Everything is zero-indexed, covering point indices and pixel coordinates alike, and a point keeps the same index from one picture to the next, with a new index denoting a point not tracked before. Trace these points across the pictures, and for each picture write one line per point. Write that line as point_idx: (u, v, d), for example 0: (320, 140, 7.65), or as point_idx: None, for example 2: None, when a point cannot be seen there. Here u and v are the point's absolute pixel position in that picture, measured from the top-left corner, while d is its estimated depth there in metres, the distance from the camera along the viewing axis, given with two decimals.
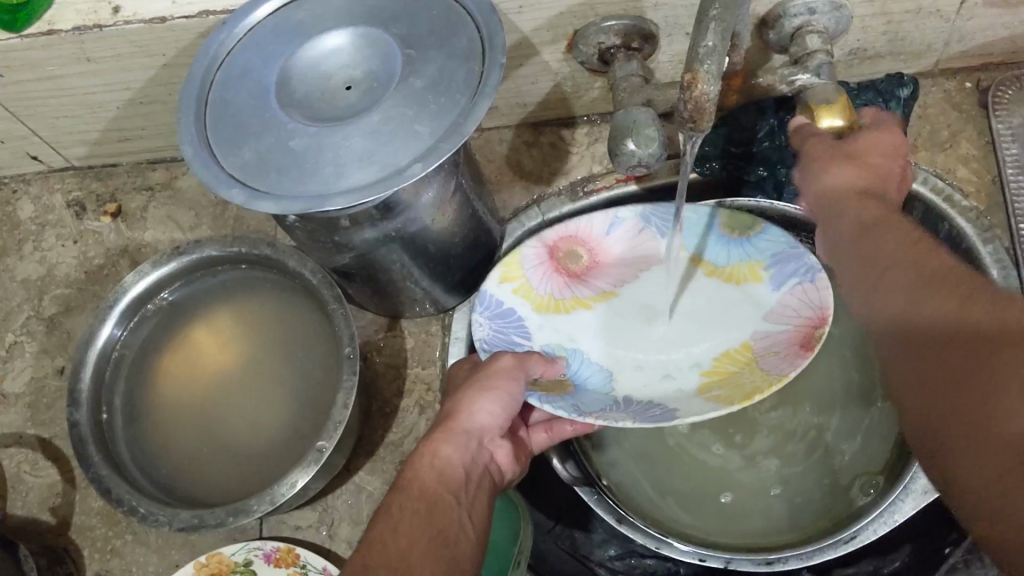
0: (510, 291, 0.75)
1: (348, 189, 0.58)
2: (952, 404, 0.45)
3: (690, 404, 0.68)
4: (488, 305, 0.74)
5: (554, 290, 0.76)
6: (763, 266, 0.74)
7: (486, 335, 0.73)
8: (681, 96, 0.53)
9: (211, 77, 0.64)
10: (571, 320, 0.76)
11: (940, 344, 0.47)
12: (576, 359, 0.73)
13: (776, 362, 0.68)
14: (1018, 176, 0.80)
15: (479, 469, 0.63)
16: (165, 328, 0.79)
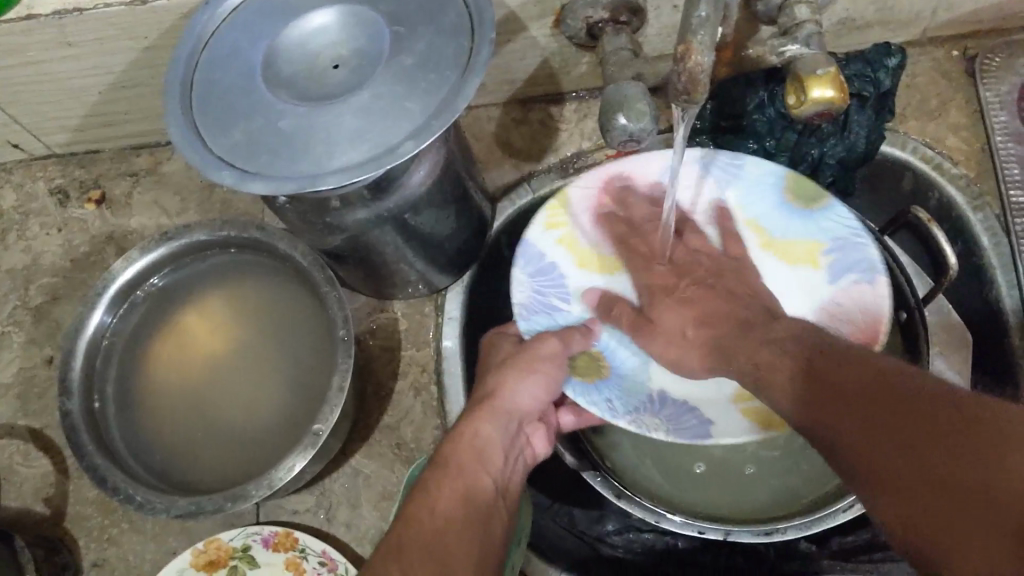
0: (553, 241, 0.74)
1: (340, 169, 0.57)
2: (884, 465, 0.43)
3: (725, 416, 0.68)
4: (529, 259, 0.72)
5: (600, 241, 0.74)
6: (825, 248, 0.72)
7: (525, 297, 0.71)
8: (676, 68, 0.53)
9: (197, 58, 0.63)
10: (614, 281, 0.74)
11: (858, 418, 0.46)
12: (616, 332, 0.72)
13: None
14: (1007, 143, 0.81)
15: (515, 451, 0.64)
16: (156, 313, 0.78)
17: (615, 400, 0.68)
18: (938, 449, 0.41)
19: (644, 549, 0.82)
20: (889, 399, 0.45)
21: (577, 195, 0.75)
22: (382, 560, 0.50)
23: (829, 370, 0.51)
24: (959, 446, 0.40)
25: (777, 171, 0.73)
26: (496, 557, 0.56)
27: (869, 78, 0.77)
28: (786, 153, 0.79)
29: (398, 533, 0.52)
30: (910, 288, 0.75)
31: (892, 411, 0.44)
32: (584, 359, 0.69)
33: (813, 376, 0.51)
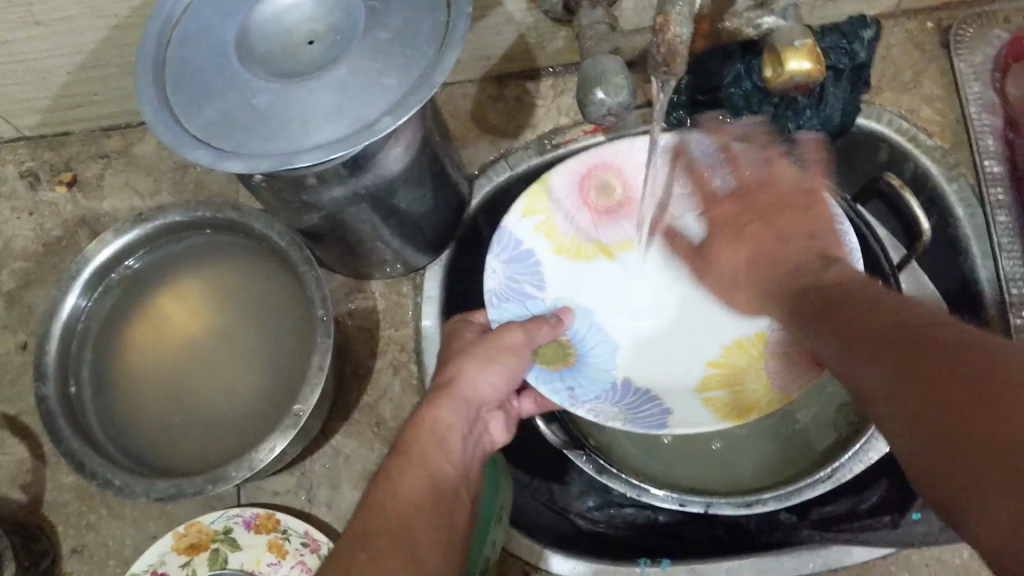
0: (531, 227, 0.76)
1: (316, 146, 0.57)
2: (893, 406, 0.43)
3: (688, 406, 0.70)
4: (506, 246, 0.74)
5: (580, 227, 0.77)
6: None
7: (500, 284, 0.73)
8: (654, 40, 0.52)
9: (169, 36, 0.62)
10: (590, 266, 0.77)
11: (867, 357, 0.46)
12: (587, 320, 0.75)
13: (781, 379, 0.69)
14: (981, 115, 0.82)
15: (474, 439, 0.64)
16: (131, 296, 0.77)
17: (581, 388, 0.70)
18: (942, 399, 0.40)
19: (626, 524, 0.82)
20: (903, 341, 0.44)
21: (560, 180, 0.76)
22: (345, 551, 0.50)
23: (853, 312, 0.51)
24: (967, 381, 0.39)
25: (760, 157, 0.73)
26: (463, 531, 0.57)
27: (844, 50, 0.76)
28: None
29: (363, 521, 0.52)
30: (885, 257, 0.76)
31: (911, 354, 0.43)
32: (552, 346, 0.71)
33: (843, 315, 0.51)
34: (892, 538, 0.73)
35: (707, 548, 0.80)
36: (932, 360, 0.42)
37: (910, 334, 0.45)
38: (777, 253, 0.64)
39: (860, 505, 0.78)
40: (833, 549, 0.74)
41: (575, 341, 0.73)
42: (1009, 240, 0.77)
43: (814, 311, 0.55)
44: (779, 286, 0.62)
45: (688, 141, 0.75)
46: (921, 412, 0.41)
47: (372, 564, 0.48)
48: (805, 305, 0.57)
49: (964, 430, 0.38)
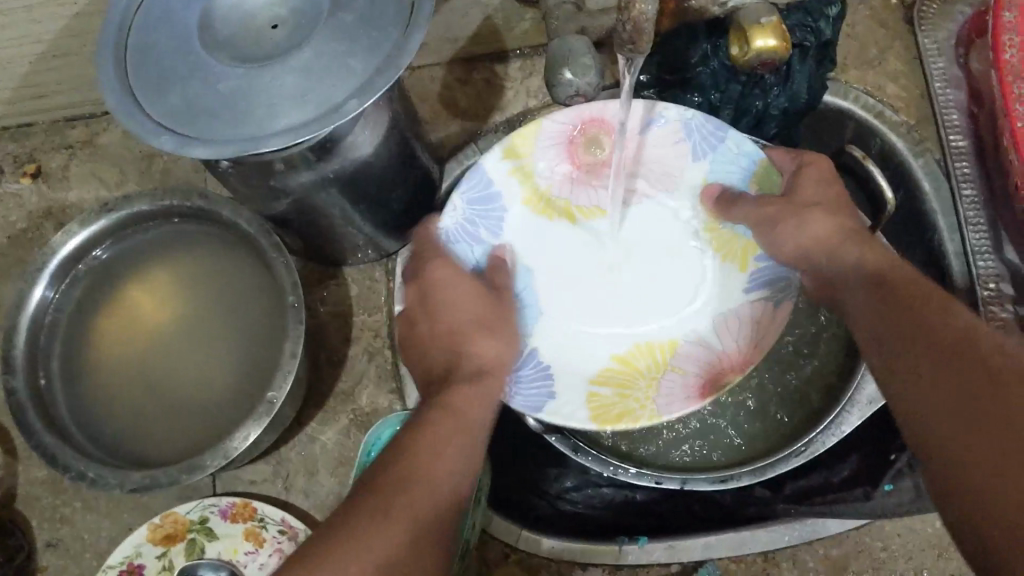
0: (506, 171, 0.73)
1: (282, 130, 0.56)
2: (955, 452, 0.43)
3: (575, 392, 0.69)
4: (475, 185, 0.72)
5: (555, 181, 0.74)
6: (757, 254, 0.71)
7: (455, 222, 0.71)
8: (620, 19, 0.52)
9: (130, 22, 0.61)
10: (551, 225, 0.74)
11: (919, 369, 0.48)
12: (525, 280, 0.73)
13: (669, 396, 0.68)
14: (946, 90, 0.83)
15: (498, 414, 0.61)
16: (100, 288, 0.76)
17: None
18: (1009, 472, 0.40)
19: (603, 504, 0.83)
20: (975, 385, 0.44)
21: (552, 127, 0.73)
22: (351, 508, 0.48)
23: (925, 325, 0.50)
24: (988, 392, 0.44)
25: (754, 154, 0.71)
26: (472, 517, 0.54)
27: (811, 28, 0.76)
28: (731, 106, 0.79)
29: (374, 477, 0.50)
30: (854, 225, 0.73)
31: (983, 401, 0.43)
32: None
33: (917, 322, 0.51)
34: (867, 509, 0.75)
35: (685, 525, 0.80)
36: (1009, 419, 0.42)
37: (987, 375, 0.44)
38: (812, 248, 0.63)
39: (833, 479, 0.79)
40: (809, 523, 0.74)
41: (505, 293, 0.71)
42: (974, 213, 0.78)
43: (880, 314, 0.54)
44: (814, 275, 0.63)
45: (690, 117, 0.72)
46: (982, 472, 0.41)
47: (376, 525, 0.46)
48: (867, 305, 0.56)
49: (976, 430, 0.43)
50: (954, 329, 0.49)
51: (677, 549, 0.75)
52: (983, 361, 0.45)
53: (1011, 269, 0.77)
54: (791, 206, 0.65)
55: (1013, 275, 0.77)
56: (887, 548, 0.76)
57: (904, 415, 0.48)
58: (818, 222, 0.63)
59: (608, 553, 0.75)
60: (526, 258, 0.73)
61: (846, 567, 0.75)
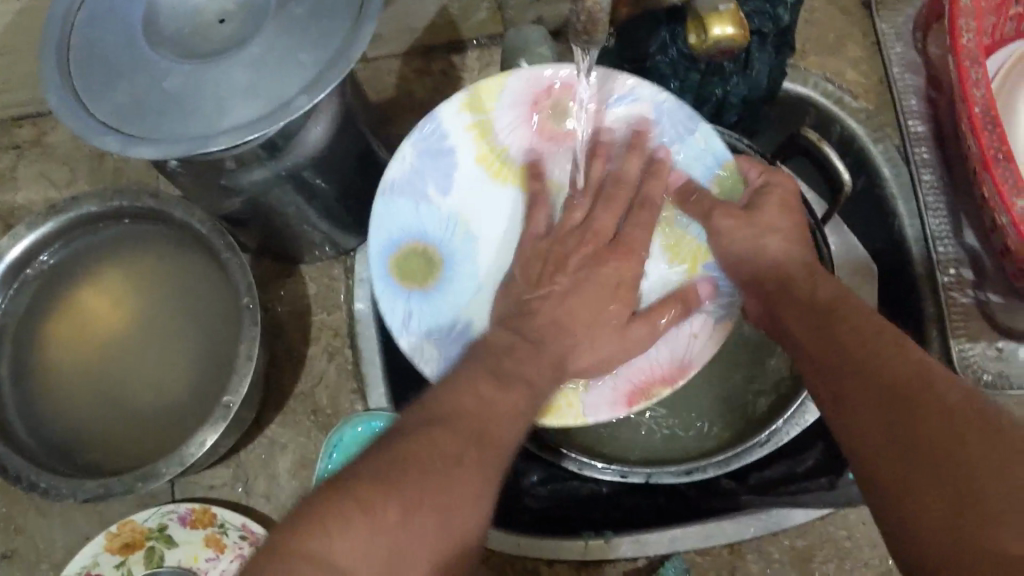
0: (464, 125, 0.66)
1: (231, 128, 0.55)
2: (910, 487, 0.42)
3: None
4: (427, 137, 0.65)
5: (513, 144, 0.66)
6: (708, 262, 0.64)
7: (402, 173, 0.65)
8: (575, 8, 0.50)
9: (73, 18, 0.59)
10: (499, 189, 0.66)
11: (874, 400, 0.46)
12: (467, 248, 0.66)
13: (594, 394, 0.62)
14: (904, 75, 0.82)
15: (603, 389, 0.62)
16: (50, 293, 0.73)
17: (418, 315, 0.64)
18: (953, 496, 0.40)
19: (569, 496, 0.82)
20: (929, 417, 0.43)
21: (516, 84, 0.65)
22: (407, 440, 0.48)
23: (866, 348, 0.49)
24: (951, 427, 0.42)
25: (722, 154, 0.64)
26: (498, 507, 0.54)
27: (769, 15, 0.75)
28: (690, 93, 0.78)
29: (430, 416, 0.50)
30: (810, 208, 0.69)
31: (921, 425, 0.43)
32: (416, 259, 0.65)
33: (871, 355, 0.49)
34: (830, 498, 0.73)
35: (649, 517, 0.80)
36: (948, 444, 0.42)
37: (938, 407, 0.44)
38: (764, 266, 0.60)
39: (797, 468, 0.80)
40: (773, 513, 0.74)
41: (444, 260, 0.65)
42: (933, 199, 0.78)
43: (817, 337, 0.53)
44: (758, 293, 0.60)
45: (662, 100, 0.65)
46: (922, 491, 0.41)
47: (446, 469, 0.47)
48: (817, 331, 0.53)
49: (940, 465, 0.41)
50: (890, 352, 0.48)
51: (642, 543, 0.74)
52: (921, 384, 0.45)
53: (969, 253, 0.77)
54: (752, 227, 0.60)
55: (972, 258, 0.77)
56: (851, 536, 0.76)
57: (844, 439, 0.48)
58: (778, 249, 0.60)
59: (574, 548, 0.74)
60: (473, 226, 0.66)
61: (812, 557, 0.75)
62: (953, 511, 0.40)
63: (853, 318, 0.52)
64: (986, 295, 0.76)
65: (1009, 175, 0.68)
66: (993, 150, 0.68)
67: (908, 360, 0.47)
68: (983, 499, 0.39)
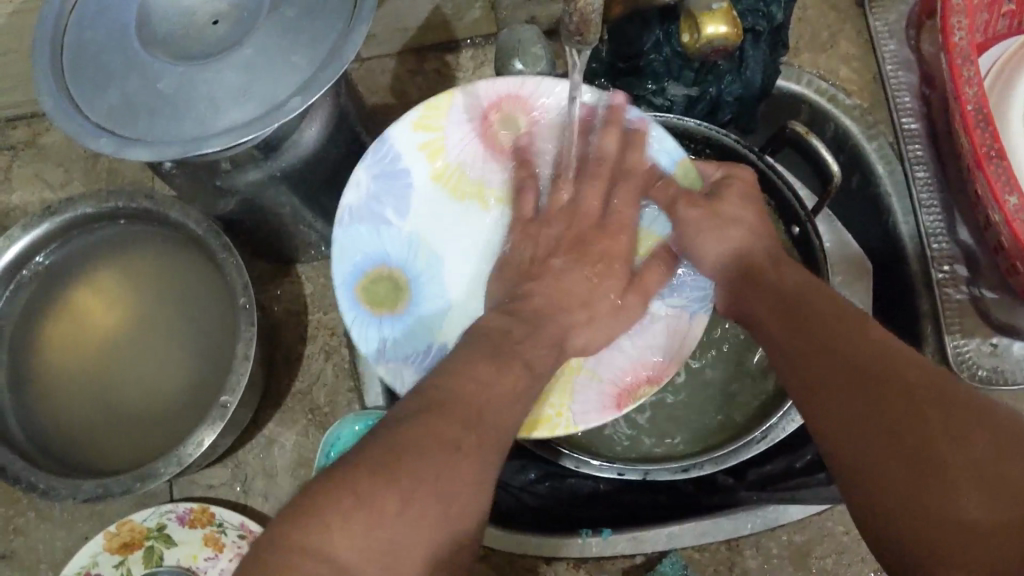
0: (415, 147, 0.63)
1: (225, 130, 0.55)
2: (876, 469, 0.42)
3: None
4: (380, 158, 0.62)
5: (466, 159, 0.64)
6: (675, 259, 0.63)
7: (360, 199, 0.62)
8: (567, 9, 0.50)
9: (65, 20, 0.59)
10: (463, 209, 0.64)
11: (842, 385, 0.45)
12: (432, 268, 0.63)
13: (585, 404, 0.59)
14: (897, 72, 0.83)
15: (594, 399, 0.59)
16: (46, 293, 0.73)
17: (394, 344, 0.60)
18: (938, 489, 0.39)
19: (568, 493, 0.82)
20: (892, 395, 0.43)
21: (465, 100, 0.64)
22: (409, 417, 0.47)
23: (836, 343, 0.47)
24: (914, 405, 0.42)
25: (675, 153, 0.64)
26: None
27: (762, 12, 0.75)
28: (684, 93, 0.78)
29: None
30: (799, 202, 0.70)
31: (900, 419, 0.42)
32: (382, 283, 0.61)
33: (832, 344, 0.48)
34: (828, 493, 0.73)
35: (647, 513, 0.81)
36: (930, 437, 0.40)
37: (901, 384, 0.43)
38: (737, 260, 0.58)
39: (795, 465, 0.80)
40: (771, 509, 0.75)
41: (410, 282, 0.62)
42: (927, 196, 0.78)
43: (785, 333, 0.52)
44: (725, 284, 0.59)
45: (610, 107, 0.64)
46: (905, 488, 0.40)
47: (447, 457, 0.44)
48: (785, 318, 0.52)
49: (904, 446, 0.41)
50: (852, 336, 0.47)
51: (641, 540, 0.74)
52: (896, 373, 0.43)
53: (964, 250, 0.77)
54: (714, 217, 0.60)
55: (967, 255, 0.77)
56: (849, 532, 0.76)
57: (820, 439, 0.46)
58: (744, 239, 0.59)
59: (573, 546, 0.75)
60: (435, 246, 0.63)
61: (810, 553, 0.76)
62: (919, 488, 0.39)
63: (818, 303, 0.51)
64: (980, 291, 0.76)
65: (1001, 172, 0.68)
66: (986, 147, 0.69)
67: (868, 343, 0.46)
68: (948, 478, 0.39)
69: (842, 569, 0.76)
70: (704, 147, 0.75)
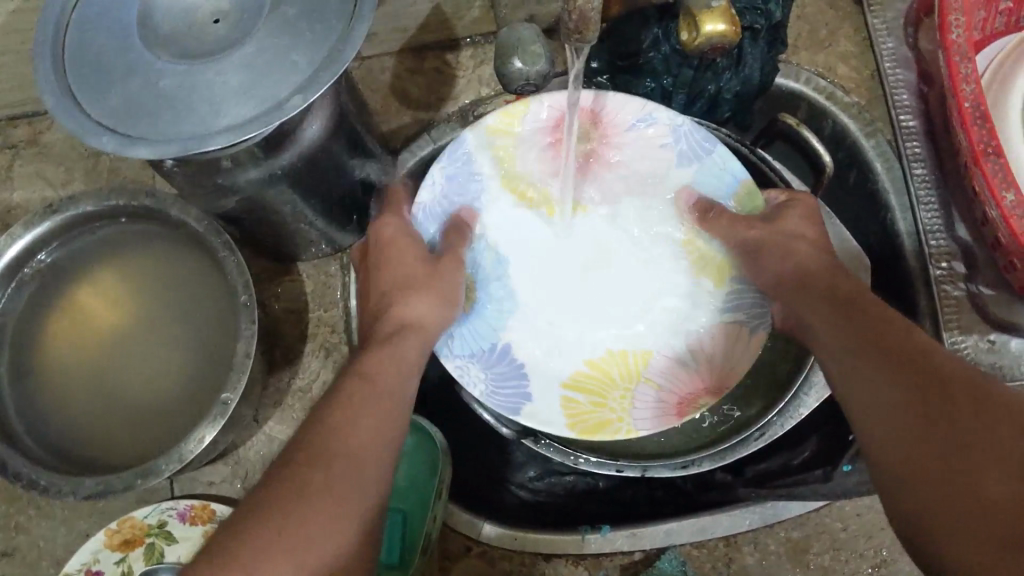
0: (489, 150, 0.71)
1: (226, 128, 0.55)
2: (912, 454, 0.43)
3: (548, 399, 0.68)
4: (455, 159, 0.70)
5: (534, 168, 0.71)
6: (732, 275, 0.69)
7: (432, 199, 0.70)
8: (566, 7, 0.50)
9: (67, 19, 0.59)
10: (529, 216, 0.72)
11: (890, 378, 0.47)
12: (497, 270, 0.70)
13: (642, 410, 0.67)
14: (896, 70, 0.83)
15: (650, 404, 0.67)
16: (48, 293, 0.74)
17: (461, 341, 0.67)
18: (965, 480, 0.40)
19: (566, 490, 0.83)
20: (939, 387, 0.44)
21: (540, 111, 0.70)
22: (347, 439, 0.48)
23: (882, 344, 0.49)
24: (956, 397, 0.43)
25: (739, 173, 0.69)
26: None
27: (761, 10, 0.75)
28: (684, 90, 0.79)
29: (364, 393, 0.51)
30: None
31: (938, 419, 0.43)
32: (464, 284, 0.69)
33: (883, 338, 0.50)
34: (825, 491, 0.75)
35: (644, 508, 0.81)
36: (964, 434, 0.41)
37: (947, 380, 0.44)
38: (785, 266, 0.61)
39: (793, 461, 0.81)
40: (769, 505, 0.75)
41: (479, 282, 0.69)
42: (926, 194, 0.79)
43: (833, 329, 0.53)
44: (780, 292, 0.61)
45: (679, 123, 0.70)
46: (936, 481, 0.41)
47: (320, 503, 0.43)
48: (835, 316, 0.54)
49: (945, 432, 0.42)
50: (904, 335, 0.49)
51: (638, 536, 0.75)
52: (942, 374, 0.45)
53: (962, 246, 0.77)
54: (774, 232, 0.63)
55: (964, 251, 0.77)
56: (847, 527, 0.76)
57: (862, 438, 0.47)
58: (801, 251, 0.61)
59: (572, 542, 0.75)
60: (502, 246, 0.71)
61: (808, 549, 0.76)
62: (949, 471, 0.41)
63: (872, 304, 0.53)
64: (978, 287, 0.77)
65: (998, 169, 0.68)
66: (983, 144, 0.69)
67: (917, 343, 0.48)
68: (979, 461, 0.40)
69: (840, 566, 0.76)
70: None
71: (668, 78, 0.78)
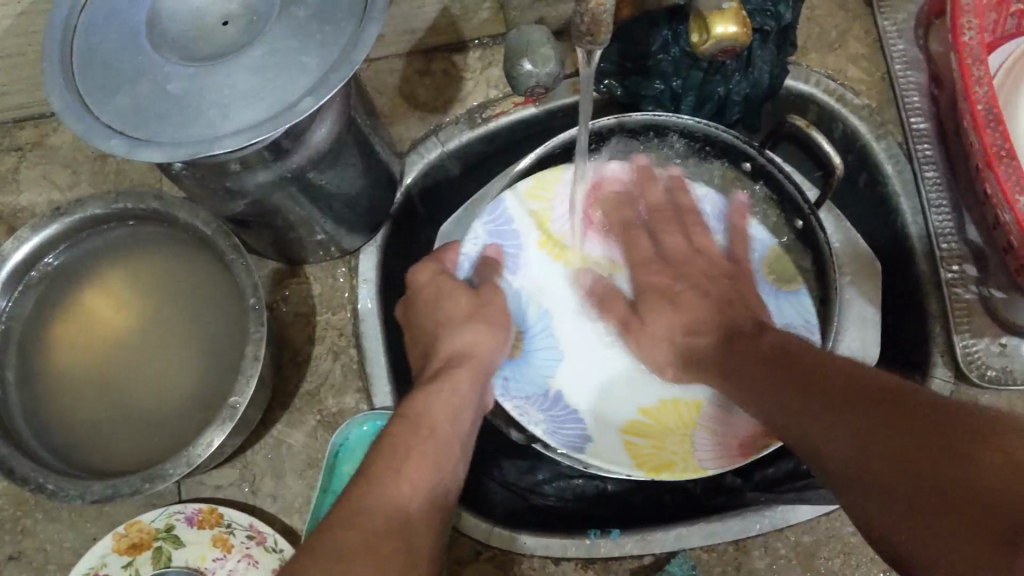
0: (527, 210, 0.78)
1: (235, 131, 0.55)
2: (885, 479, 0.45)
3: (610, 441, 0.73)
4: (496, 217, 0.78)
5: (569, 229, 0.79)
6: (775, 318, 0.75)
7: (476, 249, 0.77)
8: (578, 8, 0.50)
9: (76, 20, 0.59)
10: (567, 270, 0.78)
11: (845, 420, 0.50)
12: (541, 323, 0.77)
13: (702, 449, 0.71)
14: (906, 71, 0.83)
15: (714, 448, 0.71)
16: (56, 295, 0.73)
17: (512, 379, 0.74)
18: (937, 487, 0.42)
19: (575, 494, 0.84)
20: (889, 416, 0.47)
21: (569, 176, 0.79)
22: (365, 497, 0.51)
23: (813, 392, 0.54)
24: (907, 418, 0.46)
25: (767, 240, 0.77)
26: (444, 498, 0.58)
27: (771, 13, 0.74)
28: (693, 92, 0.78)
29: None
30: (801, 194, 0.76)
31: (899, 442, 0.46)
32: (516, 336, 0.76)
33: (823, 388, 0.53)
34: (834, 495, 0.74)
35: (653, 510, 0.82)
36: (924, 447, 0.44)
37: (896, 406, 0.48)
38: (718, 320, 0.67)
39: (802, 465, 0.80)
40: (778, 509, 0.75)
41: (526, 334, 0.76)
42: (937, 196, 0.79)
43: (777, 386, 0.57)
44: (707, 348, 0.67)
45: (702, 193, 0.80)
46: (907, 486, 0.44)
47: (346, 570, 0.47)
48: (778, 373, 0.58)
49: (908, 452, 0.45)
50: (843, 378, 0.53)
51: (648, 540, 0.75)
52: (886, 401, 0.48)
53: (973, 248, 0.77)
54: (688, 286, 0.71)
55: (976, 254, 0.77)
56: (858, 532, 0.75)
57: (835, 481, 0.49)
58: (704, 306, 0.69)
59: (580, 545, 0.75)
60: (545, 301, 0.78)
61: (817, 554, 0.75)
62: (922, 482, 0.43)
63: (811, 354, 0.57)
64: (989, 290, 0.76)
65: (1012, 172, 0.68)
66: (997, 147, 0.69)
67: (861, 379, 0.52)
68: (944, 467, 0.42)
69: (851, 570, 0.75)
70: (705, 148, 0.80)
71: (678, 79, 0.77)
